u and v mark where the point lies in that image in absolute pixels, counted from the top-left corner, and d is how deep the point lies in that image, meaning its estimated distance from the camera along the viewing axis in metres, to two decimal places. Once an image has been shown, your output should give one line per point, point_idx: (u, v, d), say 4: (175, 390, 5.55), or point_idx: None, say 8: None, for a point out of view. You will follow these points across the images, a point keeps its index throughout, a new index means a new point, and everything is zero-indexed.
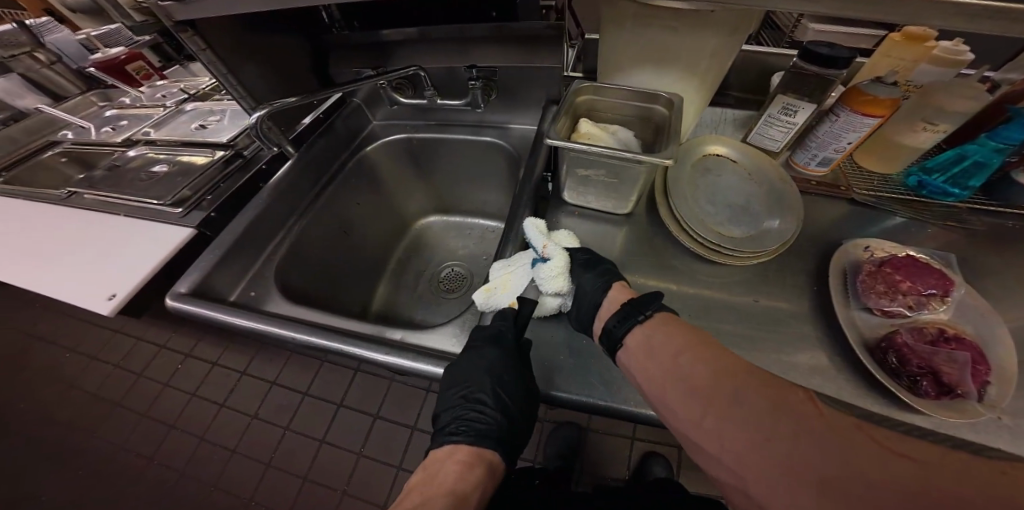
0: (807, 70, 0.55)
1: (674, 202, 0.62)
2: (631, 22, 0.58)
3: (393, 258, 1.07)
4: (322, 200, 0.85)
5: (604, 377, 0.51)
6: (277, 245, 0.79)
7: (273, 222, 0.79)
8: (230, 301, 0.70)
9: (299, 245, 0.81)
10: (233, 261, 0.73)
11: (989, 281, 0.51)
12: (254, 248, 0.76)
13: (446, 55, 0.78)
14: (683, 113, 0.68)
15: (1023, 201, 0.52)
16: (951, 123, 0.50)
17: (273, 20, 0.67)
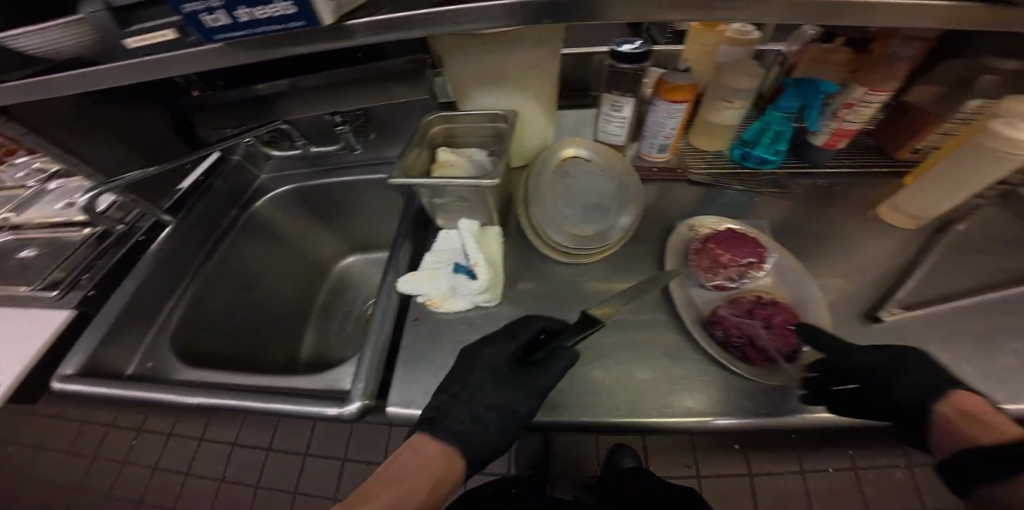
0: (620, 67, 0.60)
1: (531, 211, 0.62)
2: (454, 49, 0.57)
3: (319, 300, 1.05)
4: (218, 261, 0.85)
5: None
6: (171, 311, 0.77)
7: (164, 287, 0.78)
8: (127, 375, 0.68)
9: (200, 303, 0.80)
10: (125, 333, 0.71)
11: (808, 232, 0.57)
12: (145, 319, 0.74)
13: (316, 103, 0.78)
14: (529, 121, 0.69)
15: (821, 159, 0.62)
16: (742, 99, 0.57)
17: (127, 93, 0.70)
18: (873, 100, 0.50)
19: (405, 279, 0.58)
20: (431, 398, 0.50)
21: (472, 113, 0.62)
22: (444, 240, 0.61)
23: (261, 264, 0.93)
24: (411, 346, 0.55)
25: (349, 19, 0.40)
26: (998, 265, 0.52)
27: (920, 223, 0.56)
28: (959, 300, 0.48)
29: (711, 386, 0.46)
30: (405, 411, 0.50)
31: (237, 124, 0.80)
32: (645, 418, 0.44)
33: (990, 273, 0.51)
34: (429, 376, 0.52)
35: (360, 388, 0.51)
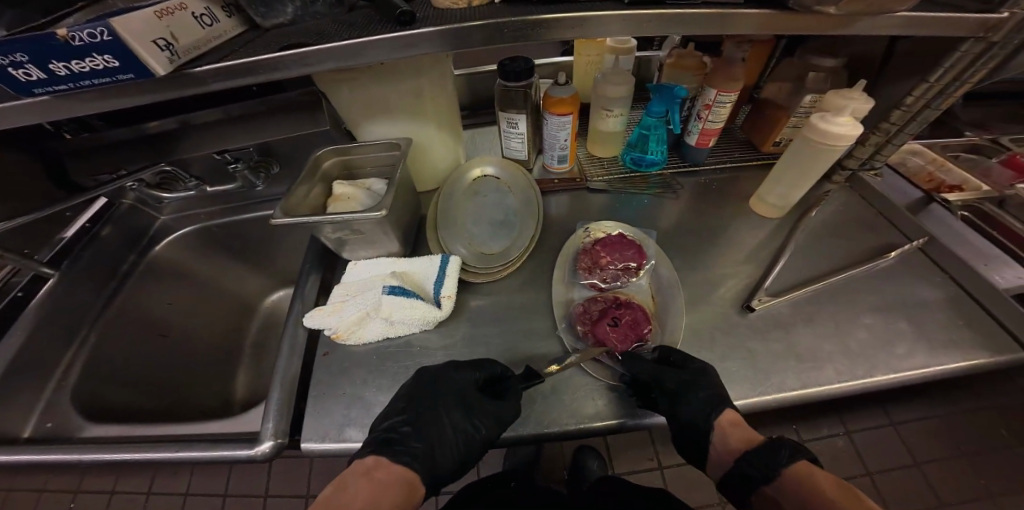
0: (508, 86, 0.63)
1: (439, 233, 0.63)
2: (330, 82, 0.56)
3: (250, 338, 0.94)
4: (116, 309, 0.74)
5: None
6: (66, 367, 0.66)
7: (59, 341, 0.67)
8: (20, 440, 0.56)
9: (106, 355, 0.70)
10: (12, 395, 0.59)
11: (697, 227, 0.64)
12: (35, 377, 0.62)
13: (219, 137, 0.76)
14: (435, 145, 0.69)
15: (698, 158, 0.71)
16: (621, 107, 0.65)
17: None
18: (725, 101, 0.59)
19: (311, 314, 0.56)
20: (346, 430, 0.47)
21: (371, 144, 0.63)
22: (354, 272, 0.60)
23: (175, 308, 0.83)
24: (320, 381, 0.51)
25: (188, 68, 0.39)
26: (850, 241, 0.59)
27: (781, 212, 0.63)
28: (814, 284, 0.52)
29: (604, 396, 0.47)
30: (319, 445, 0.45)
31: (112, 170, 0.74)
32: (559, 429, 0.45)
33: (843, 250, 0.57)
34: (343, 407, 0.49)
35: (271, 428, 0.46)
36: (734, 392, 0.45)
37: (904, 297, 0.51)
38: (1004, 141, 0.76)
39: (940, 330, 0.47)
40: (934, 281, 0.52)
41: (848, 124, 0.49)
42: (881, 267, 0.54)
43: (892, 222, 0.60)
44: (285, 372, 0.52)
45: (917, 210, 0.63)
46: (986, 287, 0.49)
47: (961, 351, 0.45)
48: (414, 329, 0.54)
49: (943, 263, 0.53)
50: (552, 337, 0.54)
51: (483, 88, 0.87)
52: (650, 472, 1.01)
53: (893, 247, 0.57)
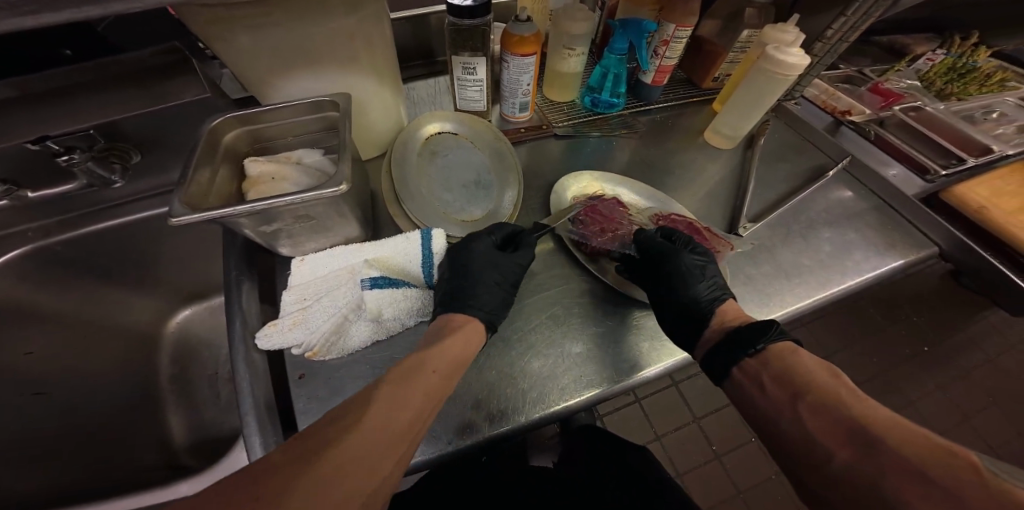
0: (461, 23, 0.53)
1: (407, 206, 0.52)
2: (225, 22, 0.39)
3: (163, 373, 0.71)
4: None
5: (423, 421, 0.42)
6: None
7: None
8: None
9: None
10: None
11: (663, 167, 0.67)
12: None
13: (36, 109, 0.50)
14: (372, 104, 0.57)
15: (653, 96, 0.71)
16: (581, 45, 0.61)
17: None
18: (681, 36, 0.59)
19: (264, 333, 0.44)
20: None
21: (289, 106, 0.47)
22: (302, 271, 0.47)
23: (41, 359, 0.60)
24: (309, 410, 0.41)
25: None
26: (793, 165, 0.66)
27: (734, 143, 0.68)
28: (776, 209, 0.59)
29: (627, 346, 0.48)
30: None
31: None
32: (599, 389, 0.45)
33: (790, 174, 0.65)
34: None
35: None
36: (744, 311, 0.50)
37: (843, 209, 0.61)
38: (866, 71, 0.90)
39: (874, 231, 0.58)
40: (859, 192, 0.63)
41: (799, 54, 0.53)
42: (820, 185, 0.63)
43: (816, 146, 0.69)
44: (256, 409, 0.41)
45: (833, 133, 0.75)
46: (897, 193, 0.60)
47: (892, 247, 0.56)
48: (411, 322, 0.47)
49: (864, 179, 0.64)
50: (555, 297, 0.52)
51: (408, 35, 0.72)
52: (630, 406, 1.09)
53: (825, 168, 0.66)
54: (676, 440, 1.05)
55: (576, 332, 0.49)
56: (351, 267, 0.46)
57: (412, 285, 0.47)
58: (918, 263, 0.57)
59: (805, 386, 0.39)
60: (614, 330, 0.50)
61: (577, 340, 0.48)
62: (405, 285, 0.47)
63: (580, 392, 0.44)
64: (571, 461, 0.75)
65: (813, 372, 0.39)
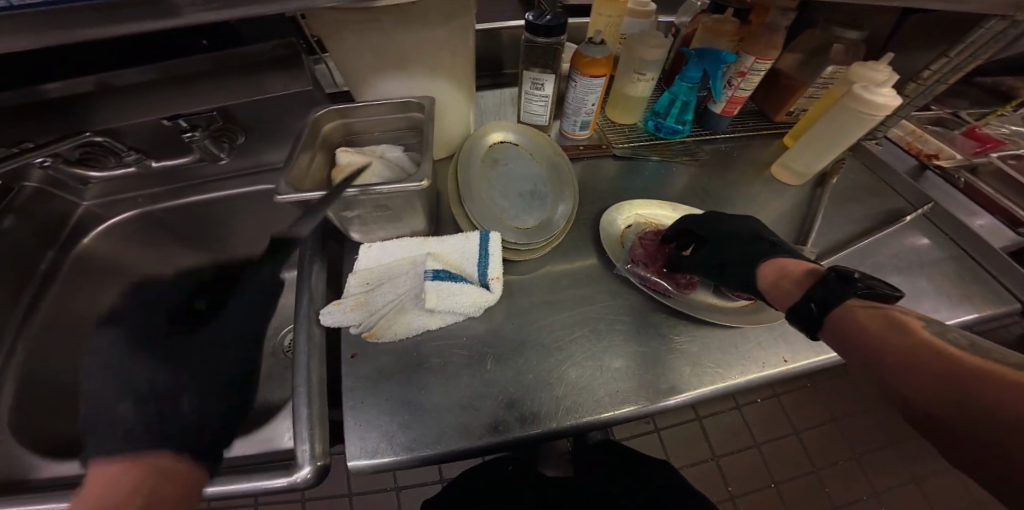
0: (537, 42, 0.57)
1: (467, 206, 0.55)
2: (341, 31, 0.45)
3: None
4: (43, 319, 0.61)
5: (462, 409, 0.44)
6: None
7: None
8: None
9: None
10: None
11: (719, 197, 0.66)
12: None
13: (176, 97, 0.59)
14: (448, 110, 0.61)
15: (719, 127, 0.71)
16: (653, 70, 0.62)
17: None
18: (760, 68, 0.59)
19: (328, 309, 0.48)
20: (399, 437, 0.42)
21: (379, 105, 0.53)
22: (368, 257, 0.51)
23: None
24: (355, 388, 0.44)
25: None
26: (865, 206, 0.63)
27: (802, 179, 0.65)
28: (842, 251, 0.56)
29: (667, 373, 0.48)
30: (372, 462, 0.40)
31: (11, 143, 0.53)
32: (632, 409, 0.45)
33: (859, 215, 0.62)
34: (390, 414, 0.43)
35: (308, 450, 0.41)
36: (795, 351, 0.50)
37: (916, 257, 0.56)
38: (962, 114, 0.83)
39: (952, 285, 0.53)
40: (937, 241, 0.58)
41: (889, 94, 0.51)
42: (893, 230, 0.59)
43: (896, 191, 0.65)
44: (309, 380, 0.45)
45: (914, 176, 0.70)
46: (983, 247, 0.55)
47: (970, 302, 0.51)
48: (460, 315, 0.49)
49: (945, 227, 0.59)
50: (598, 312, 0.53)
51: (483, 48, 0.77)
52: (648, 435, 1.05)
53: (901, 212, 0.62)
54: (694, 476, 1.00)
55: (616, 350, 0.49)
56: (413, 258, 0.50)
57: (467, 280, 0.49)
58: (995, 319, 0.52)
59: (875, 352, 0.33)
60: (654, 354, 0.49)
61: (616, 356, 0.49)
62: (462, 281, 0.48)
63: (612, 409, 0.45)
64: (584, 476, 0.74)
65: (865, 331, 0.34)
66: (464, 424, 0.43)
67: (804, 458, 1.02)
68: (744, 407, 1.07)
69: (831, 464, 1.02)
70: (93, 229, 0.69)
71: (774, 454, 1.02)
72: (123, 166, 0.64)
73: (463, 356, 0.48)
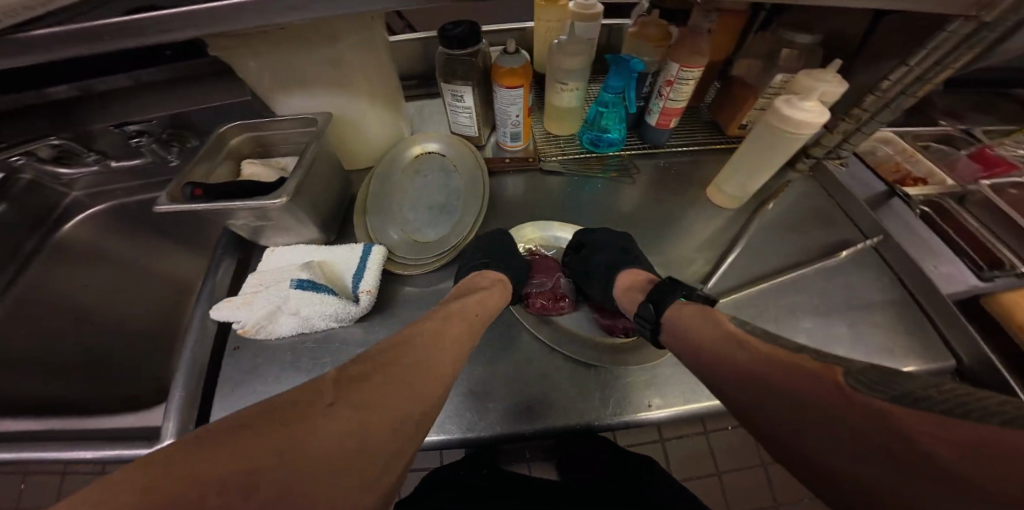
0: (452, 53, 0.56)
1: (368, 219, 0.56)
2: (240, 51, 0.47)
3: None
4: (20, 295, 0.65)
5: None
6: None
7: None
8: None
9: None
10: None
11: (647, 220, 0.64)
12: None
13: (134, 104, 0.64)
14: (369, 121, 0.62)
15: (659, 141, 0.66)
16: (576, 80, 0.59)
17: None
18: (687, 77, 0.53)
19: (219, 306, 0.48)
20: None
21: (287, 119, 0.55)
22: (270, 261, 0.53)
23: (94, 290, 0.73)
24: (230, 378, 0.47)
25: (15, 33, 0.33)
26: (804, 237, 0.60)
27: (735, 201, 0.61)
28: (774, 278, 0.54)
29: (530, 398, 0.47)
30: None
31: None
32: (493, 432, 0.45)
33: (794, 247, 0.59)
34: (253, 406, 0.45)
35: (171, 428, 0.42)
36: (664, 397, 0.47)
37: (849, 297, 0.54)
38: (976, 132, 0.72)
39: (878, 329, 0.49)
40: (880, 282, 0.55)
41: (814, 109, 0.45)
42: (831, 266, 0.56)
43: (849, 216, 0.62)
44: (190, 363, 0.46)
45: (875, 204, 0.64)
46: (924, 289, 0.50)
47: (881, 352, 0.49)
48: (331, 324, 0.48)
49: (894, 264, 0.56)
50: (492, 332, 0.53)
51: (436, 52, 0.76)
52: None
53: (846, 244, 0.59)
54: None
55: (497, 368, 0.49)
56: (297, 264, 0.50)
57: (336, 292, 0.48)
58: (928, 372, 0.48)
59: (727, 386, 0.38)
60: (528, 376, 0.49)
61: (485, 376, 0.49)
62: (327, 290, 0.47)
63: (473, 428, 0.45)
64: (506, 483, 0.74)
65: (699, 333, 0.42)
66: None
67: (768, 495, 0.94)
68: (711, 434, 0.99)
69: (795, 501, 0.94)
70: (76, 217, 0.75)
71: (736, 485, 0.96)
72: (85, 167, 0.70)
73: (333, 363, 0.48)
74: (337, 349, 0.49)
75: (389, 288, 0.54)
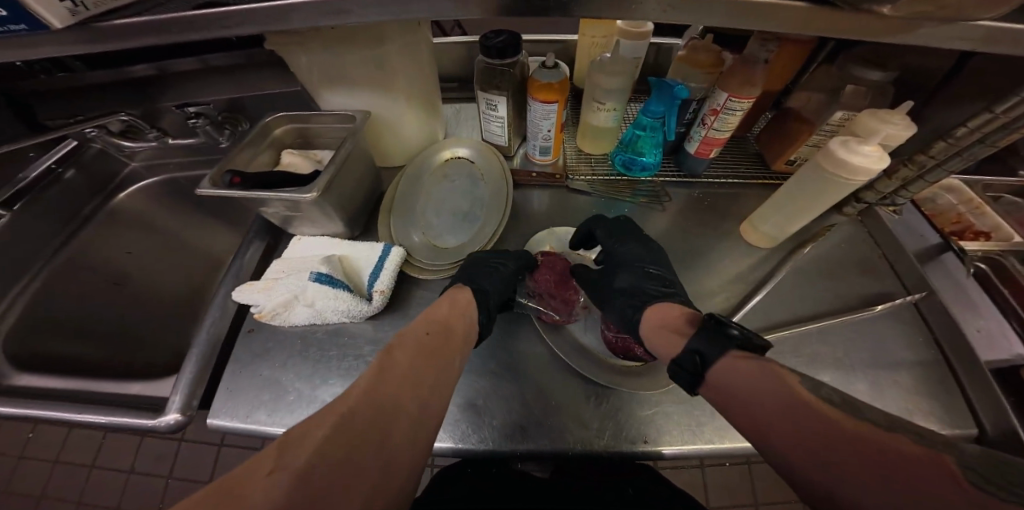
0: (491, 63, 0.56)
1: (392, 218, 0.58)
2: (292, 48, 0.49)
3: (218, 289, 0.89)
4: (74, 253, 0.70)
5: (311, 407, 0.45)
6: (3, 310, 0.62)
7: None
8: None
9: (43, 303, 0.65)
10: None
11: (673, 250, 0.61)
12: None
13: (193, 87, 0.68)
14: (404, 123, 0.63)
15: (696, 170, 0.64)
16: (614, 100, 0.57)
17: None
18: (735, 107, 0.51)
19: (240, 289, 0.50)
20: (254, 411, 0.45)
21: (327, 115, 0.57)
22: (294, 249, 0.55)
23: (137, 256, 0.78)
24: (240, 360, 0.48)
25: (98, 21, 0.36)
26: (839, 284, 0.54)
27: (773, 243, 0.57)
28: (804, 326, 0.49)
29: (526, 419, 0.46)
30: (224, 422, 0.44)
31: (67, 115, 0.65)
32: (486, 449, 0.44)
33: (827, 294, 0.53)
34: (256, 388, 0.46)
35: (179, 401, 0.45)
36: (658, 433, 0.45)
37: (877, 353, 0.47)
38: None
39: (919, 401, 0.44)
40: (912, 341, 0.48)
41: (873, 154, 0.41)
42: (862, 320, 0.50)
43: (891, 266, 0.55)
44: (207, 337, 0.50)
45: (925, 257, 0.57)
46: (965, 354, 0.45)
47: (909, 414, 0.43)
48: (345, 320, 0.49)
49: (933, 324, 0.48)
50: (497, 346, 0.52)
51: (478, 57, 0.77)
52: None
53: (885, 296, 0.52)
54: None
55: (496, 383, 0.48)
56: (322, 256, 0.52)
57: (352, 288, 0.49)
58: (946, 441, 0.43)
59: (762, 433, 0.35)
60: (527, 396, 0.47)
61: (483, 392, 0.48)
62: (343, 287, 0.48)
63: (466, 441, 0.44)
64: None
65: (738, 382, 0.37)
66: (305, 418, 0.44)
67: None
68: (708, 469, 0.93)
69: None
70: (132, 186, 0.80)
71: None
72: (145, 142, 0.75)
73: (337, 358, 0.48)
74: (344, 343, 0.50)
75: (401, 289, 0.54)
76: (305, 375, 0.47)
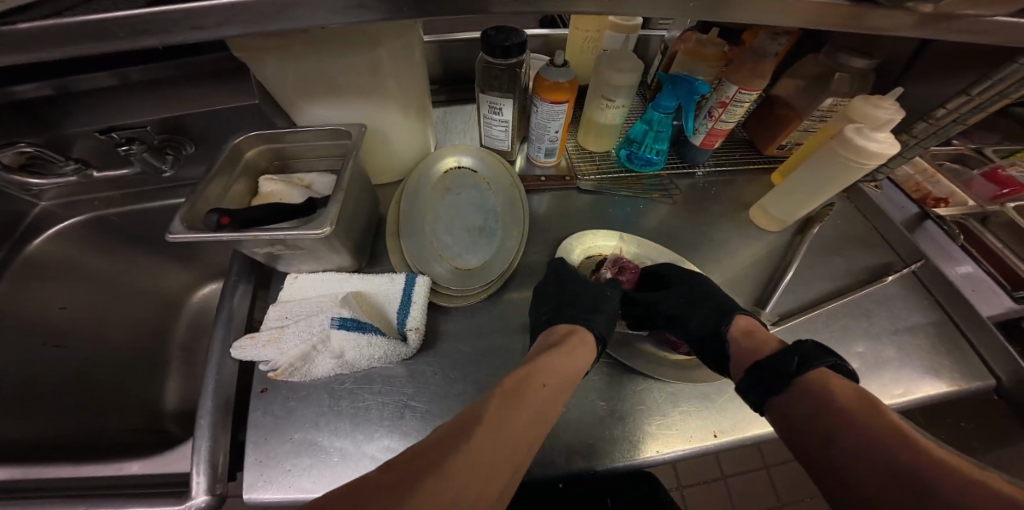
0: (494, 64, 0.51)
1: (403, 242, 0.51)
2: (267, 53, 0.40)
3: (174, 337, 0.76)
4: None
5: (360, 466, 0.39)
6: None
7: None
8: None
9: None
10: None
11: (692, 240, 0.61)
12: None
13: (119, 102, 0.55)
14: (396, 132, 0.57)
15: (698, 160, 0.65)
16: (623, 97, 0.55)
17: None
18: (744, 100, 0.51)
19: (239, 344, 0.43)
20: (296, 481, 0.38)
21: (310, 131, 0.49)
22: (293, 290, 0.47)
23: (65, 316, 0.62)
24: (260, 425, 0.41)
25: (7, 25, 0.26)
26: (847, 258, 0.58)
27: (781, 226, 0.59)
28: (832, 303, 0.52)
29: (599, 435, 0.43)
30: (266, 498, 0.37)
31: None
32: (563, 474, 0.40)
33: (836, 269, 0.57)
34: (291, 454, 0.39)
35: (204, 481, 0.37)
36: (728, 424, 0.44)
37: (894, 319, 0.52)
38: (986, 152, 0.75)
39: (936, 356, 0.48)
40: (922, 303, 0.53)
41: (885, 140, 0.44)
42: (875, 292, 0.54)
43: (885, 240, 0.60)
44: (215, 403, 0.41)
45: (910, 226, 0.64)
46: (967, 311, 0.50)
47: (940, 377, 0.47)
48: (377, 364, 0.44)
49: (933, 289, 0.54)
50: None
51: (462, 54, 0.71)
52: None
53: (887, 269, 0.57)
54: None
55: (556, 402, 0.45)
56: (334, 295, 0.45)
57: (381, 330, 0.44)
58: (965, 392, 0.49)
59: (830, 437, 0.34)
60: (593, 409, 0.45)
61: None
62: (372, 330, 0.43)
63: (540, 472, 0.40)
64: None
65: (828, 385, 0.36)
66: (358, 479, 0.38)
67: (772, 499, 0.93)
68: None
69: (796, 501, 0.93)
70: (48, 229, 0.62)
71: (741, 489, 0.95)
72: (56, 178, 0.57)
73: (376, 406, 0.42)
74: (377, 390, 0.44)
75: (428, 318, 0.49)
76: (343, 431, 0.41)
